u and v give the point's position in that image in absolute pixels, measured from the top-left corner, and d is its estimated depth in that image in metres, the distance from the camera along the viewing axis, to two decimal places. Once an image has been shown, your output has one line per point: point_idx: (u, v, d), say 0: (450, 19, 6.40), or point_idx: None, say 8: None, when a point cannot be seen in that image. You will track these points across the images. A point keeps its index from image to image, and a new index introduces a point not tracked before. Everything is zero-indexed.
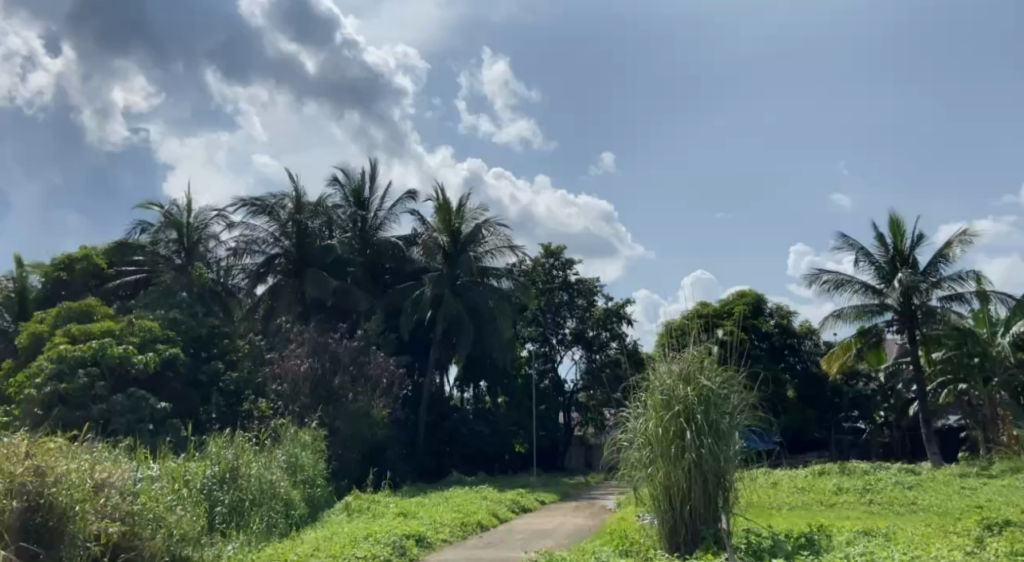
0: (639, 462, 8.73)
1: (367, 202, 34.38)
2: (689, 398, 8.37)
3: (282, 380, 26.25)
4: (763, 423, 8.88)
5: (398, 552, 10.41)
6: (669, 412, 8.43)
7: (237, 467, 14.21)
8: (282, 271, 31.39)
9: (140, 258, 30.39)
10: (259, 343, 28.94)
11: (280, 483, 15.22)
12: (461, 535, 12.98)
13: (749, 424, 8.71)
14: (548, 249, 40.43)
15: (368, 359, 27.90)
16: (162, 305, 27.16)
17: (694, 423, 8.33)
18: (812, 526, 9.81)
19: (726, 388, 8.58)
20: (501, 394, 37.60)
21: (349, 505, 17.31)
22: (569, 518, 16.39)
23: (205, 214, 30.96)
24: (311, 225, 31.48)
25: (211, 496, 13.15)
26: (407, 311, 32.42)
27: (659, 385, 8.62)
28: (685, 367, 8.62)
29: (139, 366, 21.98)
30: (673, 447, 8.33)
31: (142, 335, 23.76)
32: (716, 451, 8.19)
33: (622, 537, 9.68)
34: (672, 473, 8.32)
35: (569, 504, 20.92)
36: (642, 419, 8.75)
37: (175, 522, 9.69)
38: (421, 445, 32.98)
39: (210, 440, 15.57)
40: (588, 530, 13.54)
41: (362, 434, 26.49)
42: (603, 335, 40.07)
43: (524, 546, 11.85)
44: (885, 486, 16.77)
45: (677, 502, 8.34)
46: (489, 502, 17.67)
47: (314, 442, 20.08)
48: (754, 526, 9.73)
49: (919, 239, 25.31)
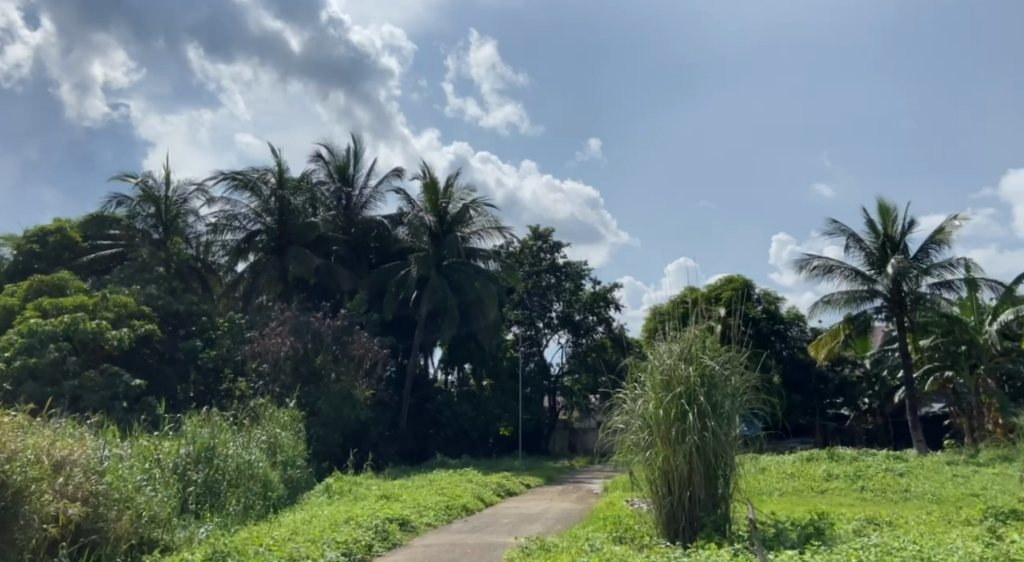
0: (636, 445, 8.28)
1: (351, 178, 33.79)
2: (692, 379, 7.96)
3: (262, 359, 25.45)
4: (764, 406, 8.55)
5: (381, 537, 9.93)
6: (669, 393, 8.00)
7: (212, 446, 13.69)
8: (263, 249, 30.62)
9: (115, 232, 29.48)
10: (239, 320, 27.59)
11: (259, 464, 14.72)
12: (446, 519, 12.53)
13: (751, 406, 8.37)
14: (536, 231, 40.11)
15: (352, 339, 27.39)
16: (138, 280, 26.49)
17: (696, 405, 7.92)
18: (815, 513, 9.42)
19: (728, 369, 8.20)
20: (486, 377, 37.22)
21: (330, 486, 16.84)
22: (556, 503, 16.04)
23: (184, 188, 30.21)
24: (294, 201, 30.60)
25: (185, 476, 12.61)
26: (392, 291, 31.96)
27: (659, 365, 8.18)
28: (686, 346, 8.20)
29: (113, 341, 21.31)
30: (674, 429, 7.89)
31: (116, 311, 23.03)
32: (718, 434, 7.81)
33: (614, 525, 9.25)
34: (673, 457, 7.89)
35: (555, 488, 20.61)
36: (640, 400, 8.30)
37: (144, 503, 9.21)
38: (404, 427, 32.55)
39: (185, 419, 15.02)
40: (577, 515, 13.15)
41: (345, 415, 26.03)
42: (589, 319, 39.80)
43: (512, 531, 11.43)
44: (875, 471, 16.57)
45: (676, 488, 7.93)
46: (474, 485, 17.29)
47: (295, 422, 19.60)
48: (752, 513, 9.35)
49: (908, 224, 25.12)
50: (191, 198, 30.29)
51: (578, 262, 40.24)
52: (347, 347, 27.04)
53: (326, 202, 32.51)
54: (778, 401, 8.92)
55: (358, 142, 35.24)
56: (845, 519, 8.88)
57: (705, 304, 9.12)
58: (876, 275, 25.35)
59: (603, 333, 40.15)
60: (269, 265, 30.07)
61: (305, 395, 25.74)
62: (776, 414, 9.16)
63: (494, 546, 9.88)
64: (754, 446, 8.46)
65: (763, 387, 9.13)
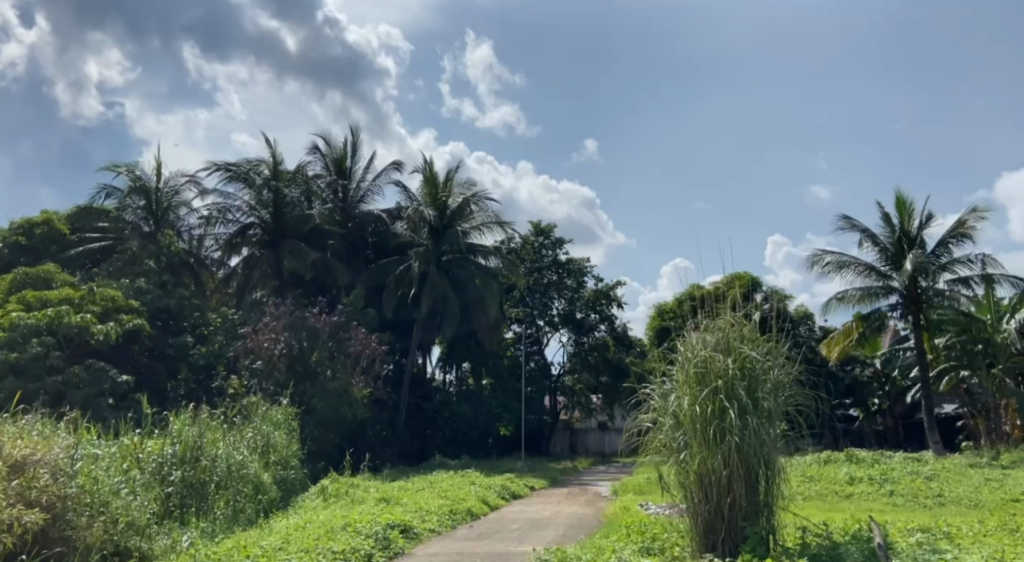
0: (667, 446, 7.42)
1: (349, 172, 32.86)
2: (731, 371, 7.06)
3: (255, 356, 24.68)
4: (809, 402, 7.63)
5: (381, 545, 9.04)
6: (705, 388, 7.10)
7: (200, 445, 12.82)
8: (257, 243, 29.80)
9: (105, 224, 28.47)
10: (232, 316, 26.77)
11: (249, 465, 13.87)
12: (450, 525, 11.68)
13: (796, 401, 7.45)
14: (537, 227, 39.16)
15: (349, 335, 26.59)
16: (127, 273, 25.55)
17: (735, 401, 7.00)
18: (862, 523, 8.56)
19: (770, 360, 7.32)
20: (485, 376, 36.36)
21: (325, 489, 15.97)
22: (565, 506, 15.22)
23: (176, 179, 29.28)
24: (289, 194, 29.87)
25: (168, 478, 11.74)
26: (390, 287, 31.05)
27: (692, 358, 7.29)
28: (723, 334, 7.32)
29: (99, 336, 20.35)
30: (712, 428, 6.97)
31: (103, 304, 22.06)
32: (761, 433, 6.88)
33: (640, 535, 8.37)
34: (710, 460, 6.95)
35: (561, 490, 19.75)
36: (672, 397, 7.41)
37: (119, 506, 8.33)
38: (402, 427, 31.67)
39: (172, 416, 14.17)
40: (591, 521, 12.35)
41: (341, 414, 25.21)
42: (591, 318, 39.01)
43: (522, 539, 10.53)
44: (901, 475, 15.70)
45: (712, 495, 7.00)
46: (477, 488, 16.41)
47: (288, 420, 18.75)
48: (795, 523, 8.42)
49: (926, 218, 24.27)
50: (183, 190, 29.34)
51: (580, 259, 39.37)
52: (344, 345, 26.30)
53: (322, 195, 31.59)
54: (823, 398, 8.03)
55: (355, 135, 34.33)
56: (899, 530, 8.01)
57: (741, 289, 8.24)
58: (892, 271, 24.57)
59: (605, 332, 39.37)
60: (263, 259, 29.18)
61: (300, 393, 24.83)
62: (820, 413, 8.27)
63: (507, 556, 8.97)
64: (799, 448, 7.51)
65: (808, 381, 8.21)
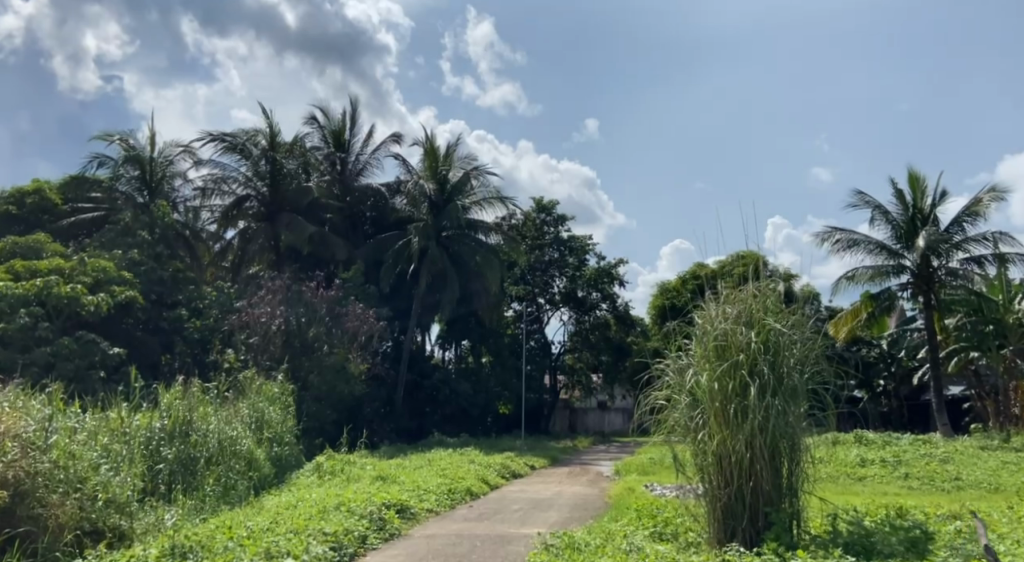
0: (682, 426, 6.86)
1: (347, 144, 32.10)
2: (756, 345, 6.47)
3: (250, 331, 24.16)
4: (837, 380, 7.02)
5: (376, 527, 8.55)
6: (725, 362, 6.53)
7: (190, 420, 12.36)
8: (254, 216, 29.26)
9: (97, 195, 27.80)
10: (227, 290, 26.23)
11: (242, 440, 13.40)
12: (449, 504, 11.21)
13: (824, 378, 6.84)
14: (539, 203, 38.45)
15: (346, 311, 26.14)
16: (120, 245, 24.75)
17: (759, 377, 6.41)
18: (888, 509, 8.09)
19: (799, 334, 6.71)
20: (485, 353, 35.88)
21: (321, 466, 15.52)
22: (566, 486, 14.78)
23: (170, 149, 28.61)
24: (287, 166, 29.16)
25: (156, 454, 11.28)
26: (389, 262, 30.46)
27: (712, 330, 6.70)
28: (746, 306, 6.73)
29: (89, 308, 19.81)
30: (732, 407, 6.39)
31: (94, 276, 21.44)
32: (787, 413, 6.29)
33: (652, 519, 7.85)
34: (730, 441, 6.39)
35: (563, 470, 19.32)
36: (689, 372, 6.84)
37: (97, 483, 8.02)
38: (400, 404, 31.26)
39: (162, 389, 13.68)
40: (596, 501, 11.94)
41: (338, 390, 24.81)
42: (593, 296, 38.43)
43: (524, 520, 10.03)
44: (915, 457, 15.23)
45: (732, 479, 6.45)
46: (477, 466, 15.96)
47: (284, 395, 18.25)
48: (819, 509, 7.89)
49: (940, 196, 23.65)
50: (177, 160, 28.65)
51: (582, 237, 38.75)
52: (341, 321, 25.95)
53: (320, 167, 30.92)
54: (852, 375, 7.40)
55: (354, 106, 33.54)
56: (934, 516, 7.48)
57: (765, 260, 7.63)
58: (903, 250, 24.00)
59: (607, 310, 38.86)
60: (259, 232, 28.59)
61: (296, 368, 24.39)
62: (849, 393, 7.65)
63: (509, 539, 8.45)
64: (826, 429, 6.92)
65: (836, 356, 7.59)
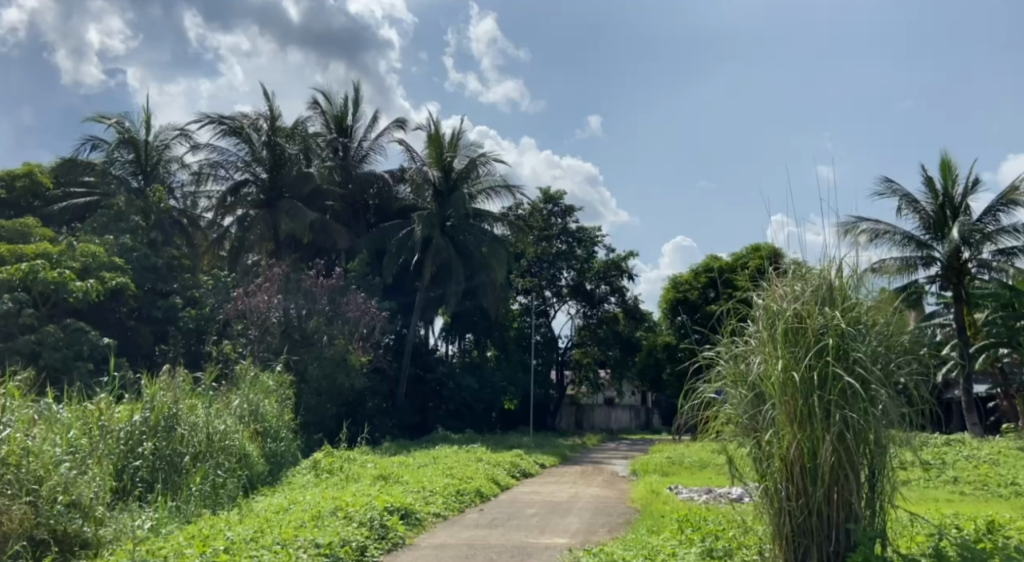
0: (742, 424, 5.82)
1: (350, 129, 31.02)
2: (840, 327, 5.46)
3: (247, 321, 23.11)
4: (928, 372, 5.93)
5: (377, 535, 7.50)
6: (801, 349, 5.49)
7: (175, 412, 11.28)
8: (253, 203, 28.01)
9: (91, 179, 26.78)
10: (225, 278, 25.41)
11: (234, 435, 12.37)
12: (457, 508, 10.16)
13: (917, 369, 5.76)
14: (547, 193, 37.28)
15: (347, 300, 25.17)
16: (111, 231, 23.30)
17: (848, 366, 5.36)
18: (976, 521, 7.01)
19: (884, 316, 5.74)
20: (490, 347, 34.86)
21: (319, 463, 14.50)
22: (583, 487, 13.74)
23: (166, 133, 27.55)
24: (288, 150, 28.01)
25: (135, 450, 10.21)
26: (393, 252, 29.35)
27: (783, 309, 5.66)
28: (821, 282, 5.76)
29: (77, 294, 18.66)
30: (813, 402, 5.30)
31: (83, 261, 20.31)
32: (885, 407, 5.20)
33: (700, 532, 6.79)
34: (812, 443, 5.31)
35: (576, 469, 18.29)
36: (752, 359, 5.79)
37: (57, 484, 6.97)
38: (403, 398, 30.28)
39: (143, 379, 12.55)
40: (619, 505, 10.93)
41: (338, 382, 23.82)
42: (601, 289, 37.40)
43: (543, 528, 8.92)
44: (959, 459, 14.16)
45: (811, 488, 5.37)
46: (485, 465, 14.90)
47: (282, 389, 17.22)
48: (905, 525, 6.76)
49: (971, 183, 22.52)
50: (174, 144, 27.49)
51: (591, 228, 37.60)
52: (341, 309, 24.96)
53: (322, 153, 29.66)
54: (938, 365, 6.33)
55: (357, 91, 32.43)
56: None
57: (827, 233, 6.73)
58: (932, 241, 22.91)
59: (616, 304, 37.83)
60: (259, 220, 27.49)
61: (294, 360, 23.40)
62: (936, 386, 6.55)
63: (529, 552, 7.35)
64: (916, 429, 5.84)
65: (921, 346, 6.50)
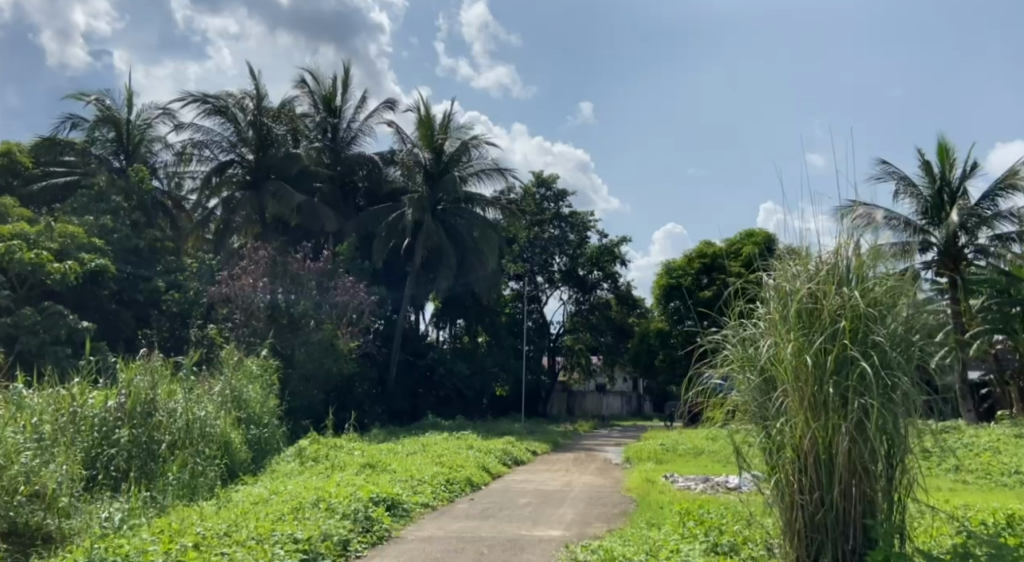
0: (751, 412, 5.43)
1: (339, 110, 30.31)
2: (860, 308, 5.03)
3: (232, 305, 22.60)
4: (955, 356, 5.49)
5: (361, 528, 7.09)
6: (816, 331, 5.08)
7: (153, 399, 10.80)
8: (237, 184, 27.42)
9: (71, 158, 26.20)
10: (210, 261, 24.89)
11: (215, 422, 11.91)
12: (447, 498, 9.78)
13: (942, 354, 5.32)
14: (539, 177, 36.67)
15: (335, 284, 24.68)
16: (92, 211, 22.52)
17: (866, 350, 4.93)
18: (995, 517, 6.66)
19: (909, 296, 5.29)
20: (482, 333, 34.52)
21: (304, 451, 14.07)
22: (576, 476, 13.37)
23: (149, 112, 26.89)
24: (275, 130, 27.42)
25: (109, 437, 9.77)
26: (382, 235, 28.80)
27: (797, 288, 5.26)
28: (838, 259, 5.35)
29: (55, 277, 18.07)
30: (829, 387, 4.89)
31: (62, 242, 19.76)
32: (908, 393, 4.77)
33: (704, 525, 6.41)
34: (827, 433, 4.91)
35: (569, 456, 17.95)
36: (762, 343, 5.39)
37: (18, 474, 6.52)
38: (393, 384, 29.89)
39: (119, 362, 12.06)
40: (613, 495, 10.58)
41: (326, 367, 23.43)
42: (594, 275, 36.96)
43: (537, 519, 8.54)
44: (959, 447, 13.91)
45: (827, 481, 4.97)
46: (476, 453, 14.53)
47: (267, 374, 16.76)
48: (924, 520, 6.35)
49: (969, 167, 22.23)
50: (157, 123, 26.91)
51: (584, 213, 37.10)
52: (329, 294, 24.48)
53: (310, 134, 29.08)
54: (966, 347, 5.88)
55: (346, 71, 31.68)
56: None
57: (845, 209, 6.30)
58: (929, 227, 22.63)
59: (609, 290, 37.50)
60: (245, 202, 26.93)
61: (281, 345, 22.93)
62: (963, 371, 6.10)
63: (522, 546, 6.95)
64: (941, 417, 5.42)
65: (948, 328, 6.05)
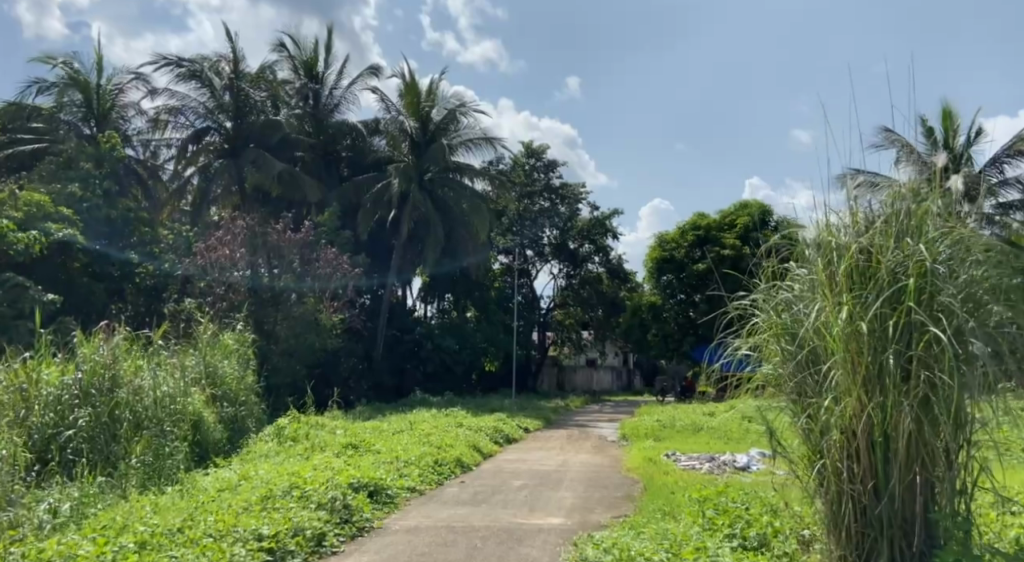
0: (788, 387, 4.69)
1: (321, 75, 29.09)
2: (928, 263, 4.20)
3: (210, 278, 21.63)
4: None
5: (338, 520, 6.31)
6: (871, 291, 4.31)
7: (116, 372, 9.89)
8: (215, 151, 26.34)
9: (38, 125, 24.94)
10: (187, 233, 23.94)
11: (187, 398, 11.06)
12: (435, 481, 9.02)
13: None
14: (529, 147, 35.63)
15: (318, 257, 23.68)
16: (61, 179, 21.48)
17: (937, 313, 4.10)
18: None
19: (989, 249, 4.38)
20: (471, 308, 33.53)
21: (284, 429, 13.27)
22: (572, 454, 12.69)
23: (121, 76, 25.73)
24: (253, 96, 26.30)
25: (66, 418, 8.93)
26: (367, 207, 27.79)
27: (847, 245, 4.51)
28: (896, 209, 4.53)
29: (18, 247, 17.03)
30: (888, 359, 4.10)
31: (26, 211, 18.68)
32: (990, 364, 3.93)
33: (728, 515, 5.66)
34: (883, 412, 4.16)
35: (561, 433, 17.28)
36: (803, 307, 4.62)
37: None
38: (379, 360, 29.09)
39: (78, 335, 11.14)
40: (613, 475, 9.88)
41: (309, 342, 22.62)
42: (585, 248, 36.22)
43: (534, 505, 7.77)
44: None
45: (883, 469, 4.21)
46: (466, 430, 13.80)
47: (244, 348, 15.84)
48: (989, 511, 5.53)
49: (974, 133, 21.47)
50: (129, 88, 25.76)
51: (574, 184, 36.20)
52: (312, 266, 23.53)
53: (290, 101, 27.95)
54: None
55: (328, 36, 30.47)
56: None
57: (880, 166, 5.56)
58: None
59: (600, 263, 36.73)
60: (223, 171, 25.92)
61: (262, 319, 22.21)
62: None
63: (519, 537, 6.17)
64: None
65: None
